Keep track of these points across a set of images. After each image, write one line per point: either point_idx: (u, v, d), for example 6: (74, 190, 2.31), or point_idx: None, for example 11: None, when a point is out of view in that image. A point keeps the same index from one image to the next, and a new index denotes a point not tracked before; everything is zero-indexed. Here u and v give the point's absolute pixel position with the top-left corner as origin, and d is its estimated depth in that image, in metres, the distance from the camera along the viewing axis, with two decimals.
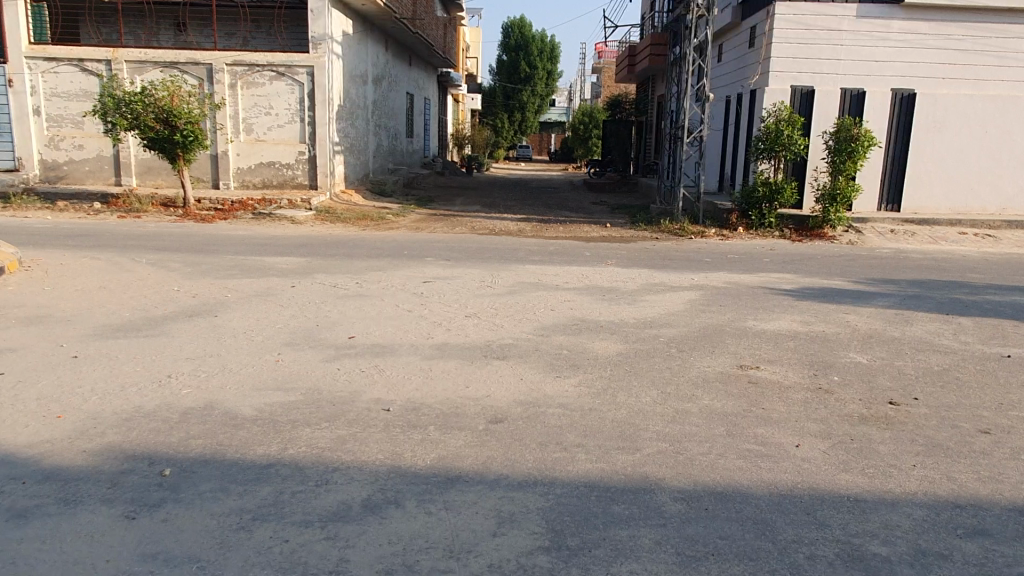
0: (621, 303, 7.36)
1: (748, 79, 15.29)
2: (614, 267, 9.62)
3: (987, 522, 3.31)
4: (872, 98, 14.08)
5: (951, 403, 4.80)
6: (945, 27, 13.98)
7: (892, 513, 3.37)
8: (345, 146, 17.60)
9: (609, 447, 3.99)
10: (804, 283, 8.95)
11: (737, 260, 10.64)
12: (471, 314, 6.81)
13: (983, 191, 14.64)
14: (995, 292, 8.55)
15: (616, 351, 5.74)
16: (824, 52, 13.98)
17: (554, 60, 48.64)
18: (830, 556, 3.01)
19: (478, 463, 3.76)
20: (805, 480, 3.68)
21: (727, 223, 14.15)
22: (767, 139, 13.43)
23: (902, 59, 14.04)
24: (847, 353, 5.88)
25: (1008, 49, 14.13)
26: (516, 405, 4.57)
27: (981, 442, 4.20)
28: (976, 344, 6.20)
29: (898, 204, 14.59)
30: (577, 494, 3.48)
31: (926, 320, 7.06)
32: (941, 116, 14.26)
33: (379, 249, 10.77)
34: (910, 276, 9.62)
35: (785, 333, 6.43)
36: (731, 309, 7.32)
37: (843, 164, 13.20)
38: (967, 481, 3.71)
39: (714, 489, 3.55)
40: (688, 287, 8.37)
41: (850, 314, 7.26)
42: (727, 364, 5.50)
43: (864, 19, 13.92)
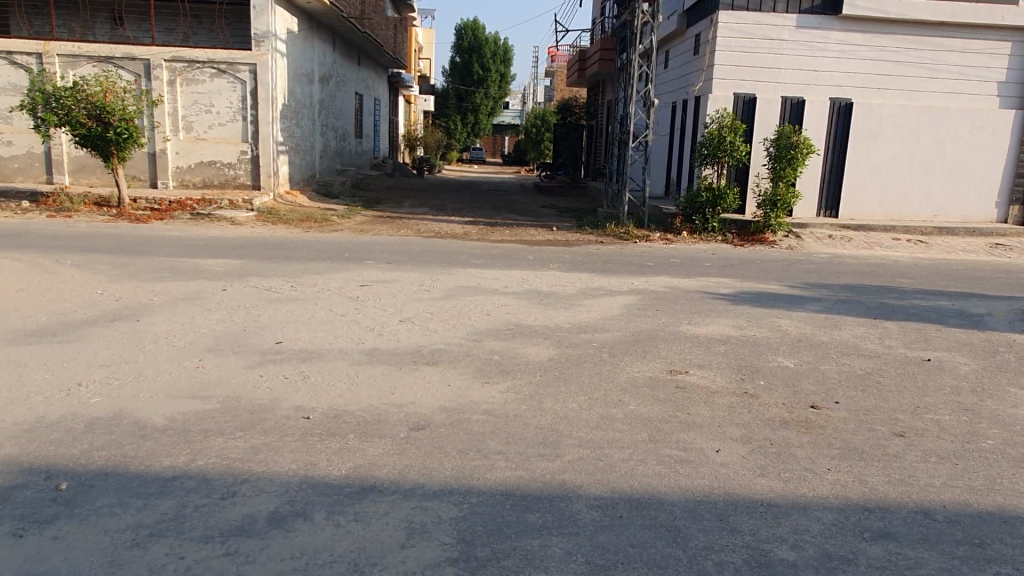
0: (557, 308, 7.35)
1: (693, 85, 15.50)
2: (555, 271, 9.63)
3: (893, 525, 3.38)
4: (811, 105, 14.42)
5: (870, 406, 4.91)
6: (880, 39, 14.41)
7: (803, 518, 3.41)
8: (289, 147, 17.29)
9: (529, 455, 3.95)
10: (741, 287, 9.09)
11: (679, 264, 10.76)
12: (405, 318, 6.71)
13: (916, 199, 15.10)
14: (923, 296, 8.81)
15: (547, 356, 5.71)
16: (765, 60, 14.31)
17: (507, 62, 48.68)
18: (738, 563, 3.02)
19: (394, 472, 3.68)
20: (722, 485, 3.70)
21: (671, 227, 14.33)
22: (710, 144, 13.63)
23: (840, 69, 14.47)
24: (775, 357, 5.97)
25: (938, 62, 14.63)
26: (439, 412, 4.50)
27: (895, 445, 4.29)
28: (900, 348, 6.37)
29: (836, 210, 14.99)
30: (491, 502, 3.43)
31: (854, 324, 7.22)
32: (877, 125, 14.66)
33: (319, 251, 10.59)
34: (842, 281, 9.85)
35: (717, 337, 6.50)
36: (666, 312, 7.40)
37: (783, 170, 13.48)
38: (878, 484, 3.78)
39: (630, 496, 3.54)
40: (626, 291, 8.43)
41: (781, 318, 7.39)
42: (655, 368, 5.53)
43: (802, 29, 14.27)
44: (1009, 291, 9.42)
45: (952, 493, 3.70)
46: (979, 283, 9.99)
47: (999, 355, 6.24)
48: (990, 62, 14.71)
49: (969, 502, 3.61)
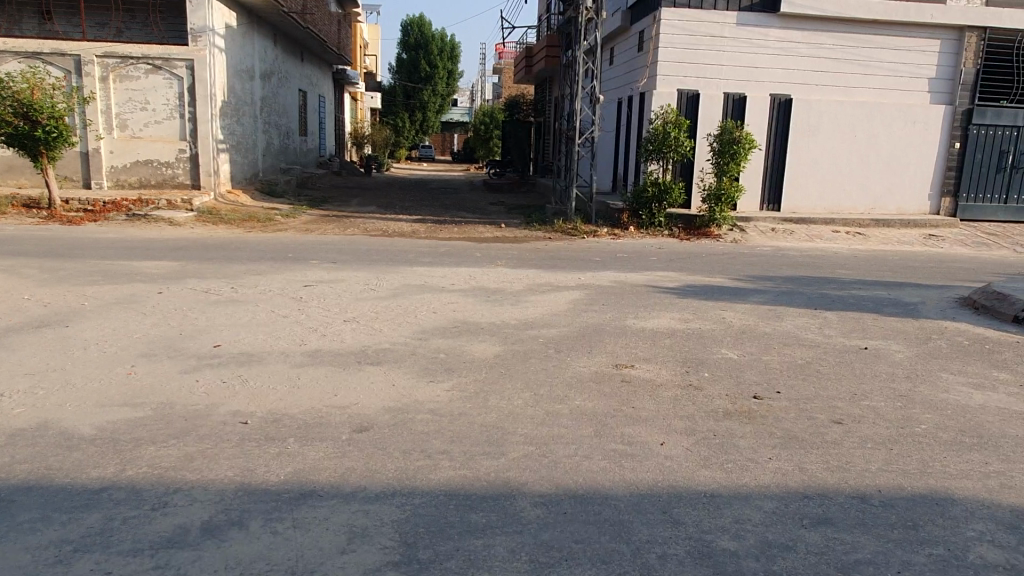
0: (504, 304, 7.32)
1: (638, 82, 15.64)
2: (503, 268, 9.59)
3: (831, 511, 3.44)
4: (752, 102, 14.72)
5: (810, 394, 5.01)
6: (817, 36, 14.77)
7: (745, 507, 3.45)
8: (230, 145, 16.86)
9: (474, 453, 3.91)
10: (687, 280, 9.21)
11: (626, 259, 10.84)
12: (350, 318, 6.59)
13: (854, 191, 15.54)
14: (860, 286, 9.06)
15: (493, 353, 5.67)
16: (707, 57, 14.54)
17: (454, 59, 48.49)
18: (681, 555, 3.03)
19: (335, 476, 3.59)
20: (665, 478, 3.72)
21: (618, 223, 14.44)
22: (655, 140, 13.79)
23: (780, 66, 14.78)
24: (719, 348, 6.05)
25: (873, 58, 15.04)
26: (382, 412, 4.42)
27: (833, 432, 4.38)
28: (838, 337, 6.53)
29: (778, 203, 15.31)
30: (434, 503, 3.37)
31: (795, 315, 7.37)
32: (815, 121, 15.03)
33: (262, 251, 10.34)
34: (784, 273, 10.07)
35: (662, 330, 6.56)
36: (613, 307, 7.43)
37: (727, 165, 13.70)
38: (817, 471, 3.85)
39: (575, 492, 3.53)
40: (574, 286, 8.45)
41: (725, 310, 7.51)
42: (601, 363, 5.54)
43: (742, 26, 14.55)
44: (942, 280, 9.75)
45: (887, 478, 3.79)
46: (914, 273, 10.32)
47: (932, 341, 6.44)
48: (921, 59, 15.19)
49: (902, 486, 3.71)
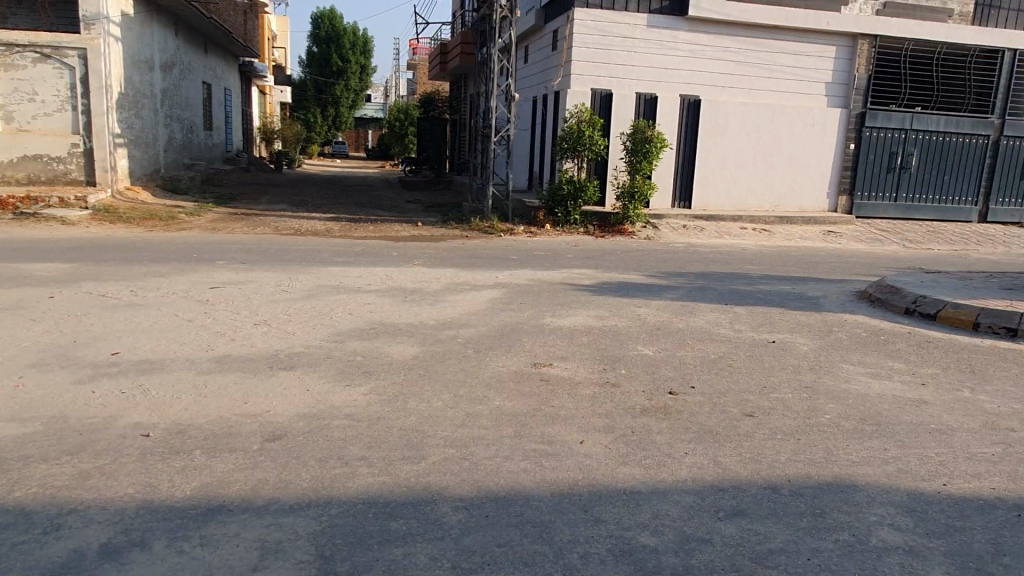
0: (422, 304, 7.22)
1: (552, 81, 15.78)
2: (420, 267, 9.48)
3: (745, 503, 3.54)
4: (663, 102, 15.10)
5: (723, 388, 5.16)
6: (723, 40, 15.30)
7: (662, 502, 3.50)
8: (128, 139, 15.98)
9: (393, 459, 3.82)
10: (602, 277, 9.34)
11: (543, 257, 10.91)
12: (260, 321, 6.34)
13: (759, 190, 16.18)
14: (766, 282, 9.43)
15: (411, 355, 5.57)
16: (619, 57, 14.80)
17: (367, 54, 47.69)
18: (602, 553, 3.05)
19: (246, 489, 3.44)
20: (585, 477, 3.73)
21: (535, 220, 14.53)
22: (570, 139, 13.95)
23: (689, 68, 15.22)
24: (635, 345, 6.15)
25: (775, 62, 15.69)
26: (296, 419, 4.27)
27: (745, 425, 4.52)
28: (748, 332, 6.75)
29: (688, 201, 15.78)
30: (352, 513, 3.27)
31: (707, 310, 7.58)
32: (722, 121, 15.56)
33: (165, 252, 9.84)
34: (695, 269, 10.37)
35: (579, 328, 6.62)
36: (530, 305, 7.45)
37: (639, 163, 14.00)
38: (730, 464, 3.96)
39: (496, 494, 3.49)
40: (492, 284, 8.43)
41: (640, 306, 7.65)
42: (520, 362, 5.53)
43: (652, 28, 14.90)
44: (840, 275, 10.26)
45: (795, 467, 3.94)
46: (815, 268, 10.82)
47: (834, 334, 6.76)
48: (819, 64, 15.96)
49: (810, 475, 3.86)
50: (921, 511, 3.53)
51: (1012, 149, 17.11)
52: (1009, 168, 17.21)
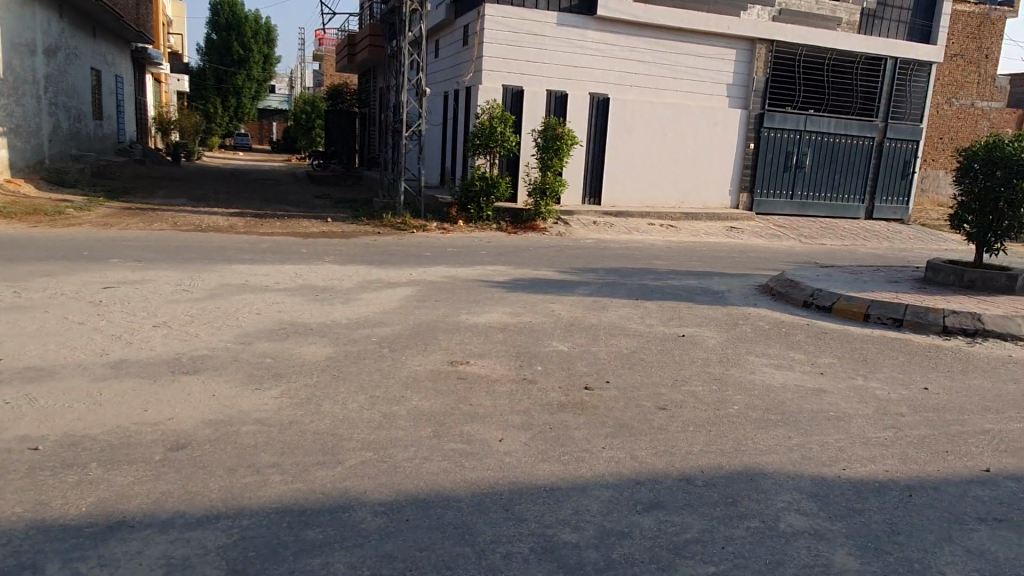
0: (334, 303, 7.03)
1: (463, 76, 15.70)
2: (330, 264, 9.23)
3: (661, 494, 3.62)
4: (573, 99, 15.30)
5: (636, 383, 5.27)
6: (630, 40, 15.65)
7: (582, 498, 3.53)
8: (6, 128, 14.82)
9: (307, 464, 3.69)
10: (516, 274, 9.36)
11: (456, 253, 10.85)
12: (160, 323, 6.00)
13: (666, 186, 16.66)
14: (674, 277, 9.70)
15: (324, 356, 5.41)
16: (530, 54, 14.89)
17: (270, 43, 46.10)
18: (525, 552, 3.04)
19: (149, 502, 3.24)
20: (505, 475, 3.72)
21: (447, 216, 14.43)
22: (482, 135, 13.92)
23: (598, 66, 15.48)
24: (550, 341, 6.20)
25: (679, 63, 16.18)
26: (202, 426, 4.06)
27: (659, 418, 4.63)
28: (659, 326, 6.93)
29: (598, 197, 16.06)
30: (265, 523, 3.14)
31: (619, 306, 7.72)
32: (630, 120, 15.91)
33: (51, 249, 9.18)
34: (606, 264, 10.56)
35: (495, 325, 6.61)
36: (445, 303, 7.39)
37: (550, 160, 14.13)
38: (646, 457, 4.04)
39: (416, 497, 3.43)
40: (405, 282, 8.31)
41: (554, 302, 7.72)
42: (436, 360, 5.46)
43: (562, 26, 15.07)
44: (743, 270, 10.69)
45: (707, 458, 4.07)
46: (719, 263, 11.22)
47: (739, 327, 7.03)
48: (720, 66, 16.57)
49: (721, 465, 3.99)
50: (824, 496, 3.71)
51: (894, 151, 18.32)
52: (891, 168, 18.41)
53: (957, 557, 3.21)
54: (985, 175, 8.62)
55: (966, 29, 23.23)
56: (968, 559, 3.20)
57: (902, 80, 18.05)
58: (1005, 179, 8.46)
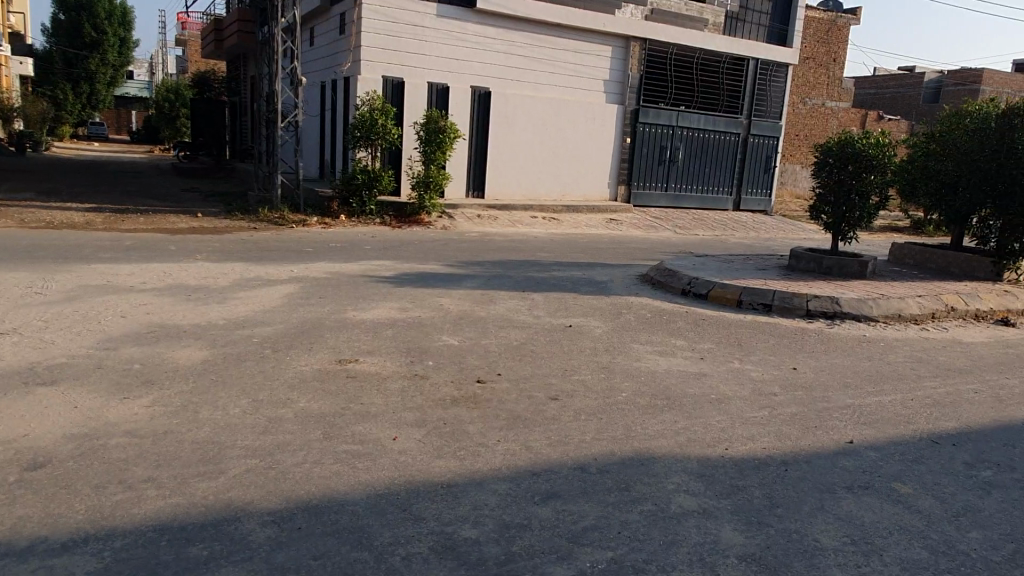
0: (209, 303, 6.64)
1: (341, 66, 15.25)
2: (203, 262, 8.71)
3: (556, 484, 3.65)
4: (455, 92, 15.21)
5: (527, 373, 5.31)
6: (509, 34, 15.75)
7: (479, 493, 3.51)
8: None
9: (187, 476, 3.45)
10: (402, 268, 9.21)
11: (339, 248, 10.53)
12: (9, 330, 5.44)
13: (547, 180, 16.92)
14: (558, 268, 9.87)
15: (200, 359, 5.09)
16: (410, 45, 14.68)
17: (126, 26, 42.98)
18: (424, 552, 2.98)
19: (3, 530, 2.92)
20: (401, 474, 3.63)
21: (328, 211, 13.99)
22: (362, 127, 13.59)
23: (478, 59, 15.47)
24: (440, 336, 6.12)
25: (557, 59, 16.47)
26: (63, 442, 3.71)
27: (551, 408, 4.68)
28: (546, 317, 7.02)
29: (482, 190, 16.08)
30: (142, 543, 2.90)
31: (506, 298, 7.75)
32: (511, 113, 16.01)
33: None
34: (492, 257, 10.60)
35: (383, 321, 6.46)
36: (329, 299, 7.15)
37: (433, 153, 14.00)
38: (540, 448, 4.07)
39: (307, 503, 3.28)
40: (286, 279, 7.97)
41: (442, 296, 7.65)
42: (323, 360, 5.27)
43: (442, 18, 14.95)
44: (623, 260, 11.03)
45: (600, 445, 4.15)
46: (600, 254, 11.52)
47: (622, 315, 7.24)
48: (596, 62, 16.99)
49: (613, 451, 4.09)
50: (709, 475, 3.87)
51: (757, 145, 19.50)
52: (754, 162, 19.58)
53: (830, 525, 3.43)
54: (838, 168, 9.32)
55: (816, 34, 25.04)
56: (840, 526, 3.43)
57: (763, 79, 19.21)
58: (855, 172, 9.18)
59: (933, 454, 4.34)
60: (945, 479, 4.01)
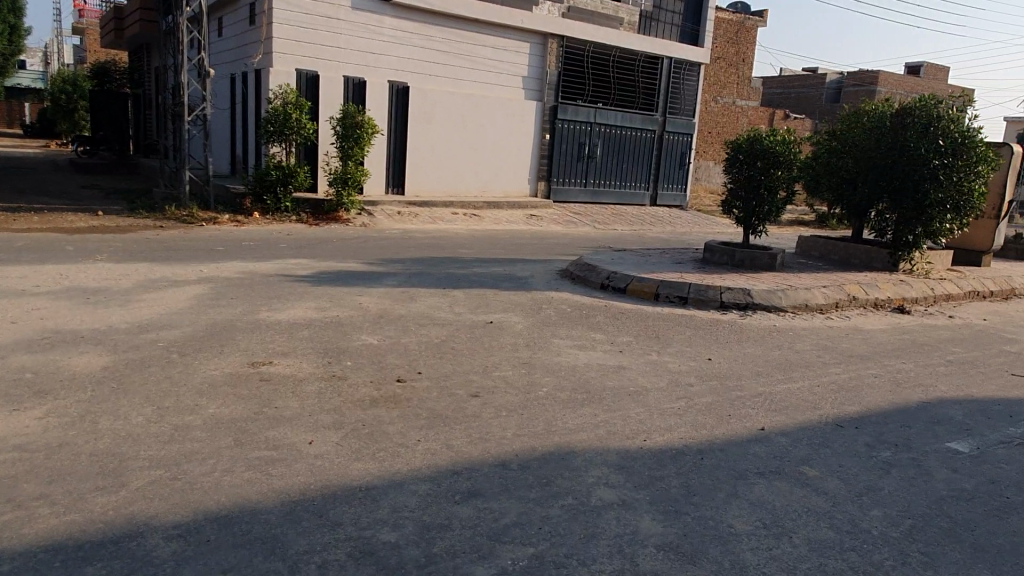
0: (110, 306, 6.28)
1: (251, 58, 14.74)
2: (105, 263, 8.23)
3: (478, 482, 3.62)
4: (372, 87, 14.93)
5: (448, 371, 5.26)
6: (427, 29, 15.60)
7: (398, 495, 3.44)
8: None
9: (84, 491, 3.24)
10: (319, 267, 8.97)
11: (252, 247, 10.17)
12: None
13: (467, 176, 16.84)
14: (480, 265, 9.82)
15: (100, 366, 4.80)
16: (324, 38, 14.32)
17: (17, 12, 40.28)
18: (342, 559, 2.89)
19: None
20: (317, 479, 3.52)
21: (240, 208, 13.49)
22: (275, 121, 13.18)
23: (395, 54, 15.25)
24: (359, 335, 5.99)
25: (476, 54, 16.41)
26: None
27: (472, 405, 4.65)
28: (467, 314, 6.97)
29: (401, 187, 15.84)
30: (32, 566, 2.70)
31: (426, 295, 7.67)
32: (430, 109, 15.84)
33: None
34: (413, 254, 10.46)
35: (299, 321, 6.27)
36: (242, 300, 6.88)
37: (351, 149, 13.71)
38: (461, 446, 4.03)
39: (217, 514, 3.14)
40: (195, 279, 7.63)
41: (361, 295, 7.49)
42: (234, 363, 5.06)
43: (358, 10, 14.65)
44: (544, 255, 11.09)
45: (522, 441, 4.14)
46: (521, 250, 11.56)
47: (543, 311, 7.27)
48: (514, 59, 17.04)
49: (534, 447, 4.09)
50: (629, 467, 3.92)
51: (672, 142, 20.00)
52: (669, 158, 20.07)
53: (744, 510, 3.53)
54: (748, 165, 9.63)
55: (726, 35, 25.85)
56: (753, 511, 3.54)
57: (676, 78, 19.72)
58: (764, 168, 9.51)
59: (838, 437, 4.53)
60: (848, 461, 4.19)
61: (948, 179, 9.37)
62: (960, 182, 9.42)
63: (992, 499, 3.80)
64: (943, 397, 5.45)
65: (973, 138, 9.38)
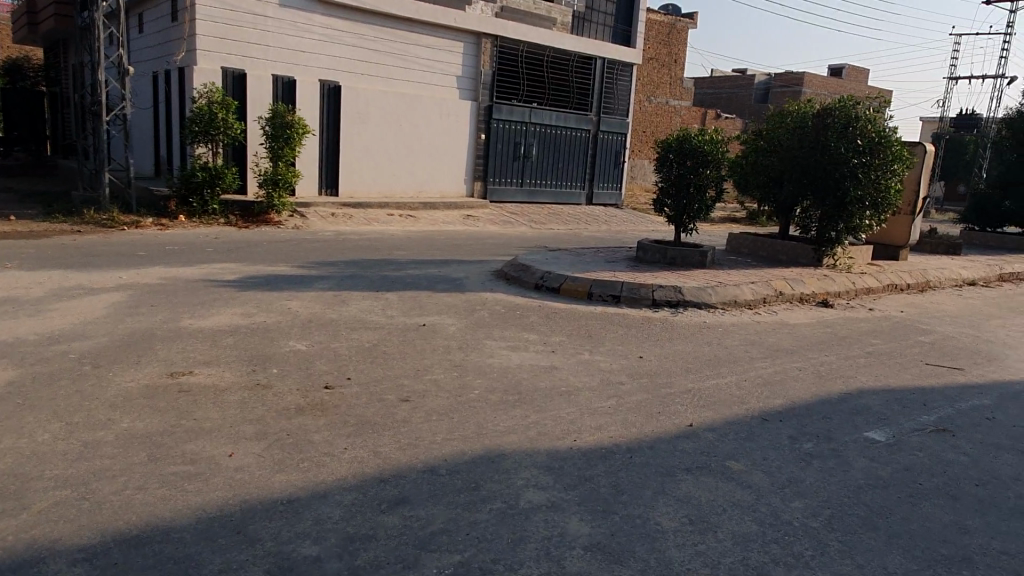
0: (18, 317, 5.94)
1: (174, 55, 14.24)
2: (15, 270, 7.80)
3: (405, 490, 3.56)
4: (302, 86, 14.61)
5: (378, 376, 5.16)
6: (358, 27, 15.37)
7: (322, 506, 3.35)
8: None
9: None
10: (248, 271, 8.71)
11: (177, 252, 9.80)
12: None
13: (402, 177, 16.65)
14: (414, 266, 9.71)
15: (4, 382, 4.53)
16: (251, 35, 13.95)
17: None
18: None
19: None
20: (236, 493, 3.40)
21: (164, 211, 13.01)
22: (200, 121, 12.77)
23: (326, 52, 14.98)
24: (286, 341, 5.83)
25: (409, 53, 16.25)
26: None
27: (402, 410, 4.57)
28: (399, 317, 6.87)
29: (335, 188, 15.54)
30: None
31: (359, 299, 7.53)
32: (363, 109, 15.59)
33: None
34: (346, 257, 10.27)
35: (223, 328, 6.07)
36: (164, 307, 6.62)
37: (281, 149, 13.39)
38: (389, 453, 3.96)
39: (128, 534, 3.00)
40: (114, 286, 7.30)
41: (291, 299, 7.31)
42: (151, 374, 4.86)
43: (286, 8, 14.33)
44: (479, 256, 11.04)
45: (451, 446, 4.09)
46: (456, 251, 11.48)
47: (477, 312, 7.23)
48: (448, 58, 16.94)
49: (464, 451, 4.05)
50: (558, 468, 3.92)
51: (606, 142, 20.23)
52: (604, 158, 20.29)
53: (670, 507, 3.57)
54: (678, 164, 9.80)
55: (658, 36, 26.30)
56: (679, 507, 3.58)
57: (610, 78, 19.95)
58: (693, 168, 9.70)
59: (763, 431, 4.63)
60: (772, 454, 4.29)
61: (866, 178, 9.72)
62: (878, 180, 9.80)
63: (906, 486, 3.94)
64: (862, 388, 5.65)
65: (889, 138, 9.76)
